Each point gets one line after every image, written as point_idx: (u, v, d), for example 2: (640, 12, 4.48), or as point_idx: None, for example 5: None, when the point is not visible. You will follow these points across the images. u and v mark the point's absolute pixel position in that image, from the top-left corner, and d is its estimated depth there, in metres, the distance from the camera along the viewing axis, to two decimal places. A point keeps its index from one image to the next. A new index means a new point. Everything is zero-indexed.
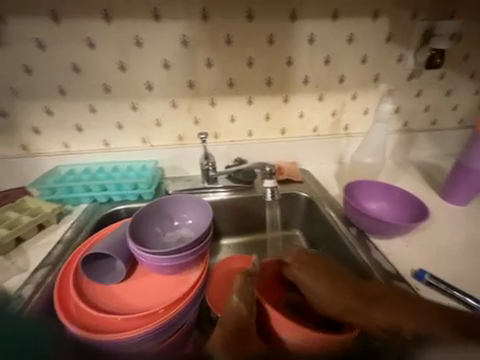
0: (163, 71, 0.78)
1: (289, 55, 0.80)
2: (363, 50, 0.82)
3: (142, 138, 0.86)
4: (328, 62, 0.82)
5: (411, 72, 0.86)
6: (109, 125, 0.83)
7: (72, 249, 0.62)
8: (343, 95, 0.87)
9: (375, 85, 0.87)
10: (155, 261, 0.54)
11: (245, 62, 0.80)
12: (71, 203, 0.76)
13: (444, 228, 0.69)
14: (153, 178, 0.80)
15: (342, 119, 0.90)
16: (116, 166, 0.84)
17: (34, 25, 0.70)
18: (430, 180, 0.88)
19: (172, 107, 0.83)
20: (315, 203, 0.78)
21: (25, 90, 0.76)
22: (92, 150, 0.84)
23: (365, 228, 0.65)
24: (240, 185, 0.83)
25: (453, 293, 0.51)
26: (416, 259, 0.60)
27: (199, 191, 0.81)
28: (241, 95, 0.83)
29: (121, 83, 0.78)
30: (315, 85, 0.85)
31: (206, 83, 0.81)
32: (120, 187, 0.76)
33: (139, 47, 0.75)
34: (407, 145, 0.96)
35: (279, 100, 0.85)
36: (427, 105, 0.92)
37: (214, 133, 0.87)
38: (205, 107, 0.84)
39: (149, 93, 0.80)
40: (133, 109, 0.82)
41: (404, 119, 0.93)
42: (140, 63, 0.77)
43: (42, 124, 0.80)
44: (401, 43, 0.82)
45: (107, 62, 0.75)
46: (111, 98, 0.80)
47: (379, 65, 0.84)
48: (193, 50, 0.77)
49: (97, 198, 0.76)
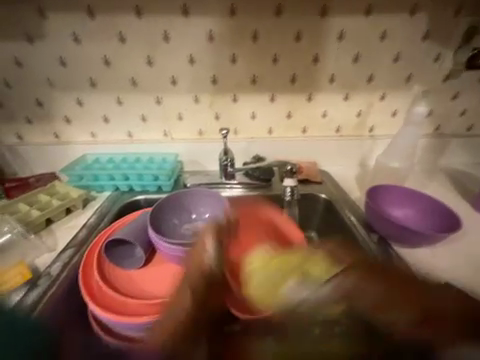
0: (188, 65, 0.79)
1: (316, 52, 0.78)
2: (396, 48, 0.77)
3: (164, 131, 0.88)
4: (357, 59, 0.79)
5: (448, 72, 0.80)
6: (134, 117, 0.86)
7: (96, 233, 0.66)
8: (371, 95, 0.83)
9: (406, 85, 0.82)
10: (172, 250, 0.56)
11: (270, 58, 0.78)
12: (96, 190, 0.81)
13: (475, 242, 0.64)
14: (173, 171, 0.82)
15: (368, 120, 0.86)
16: (138, 156, 0.87)
17: (72, 19, 0.74)
18: (462, 189, 0.82)
19: (195, 102, 0.84)
20: (333, 206, 0.76)
21: (60, 81, 0.81)
22: (117, 141, 0.88)
23: (387, 234, 0.62)
24: (258, 183, 0.82)
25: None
26: (441, 271, 0.56)
27: (217, 186, 0.82)
28: (263, 91, 0.82)
29: (147, 77, 0.80)
30: (342, 84, 0.82)
31: (230, 78, 0.81)
32: (141, 177, 0.79)
33: (167, 41, 0.76)
34: (437, 151, 0.89)
35: (302, 98, 0.83)
36: (463, 109, 0.85)
37: (234, 129, 0.87)
38: (227, 103, 0.84)
39: (173, 88, 0.82)
40: (157, 103, 0.84)
41: (436, 123, 0.87)
42: (167, 58, 0.78)
43: (74, 114, 0.85)
44: (439, 41, 0.76)
45: (136, 56, 0.78)
46: (137, 92, 0.82)
47: (413, 65, 0.79)
48: (219, 45, 0.77)
49: (120, 187, 0.80)
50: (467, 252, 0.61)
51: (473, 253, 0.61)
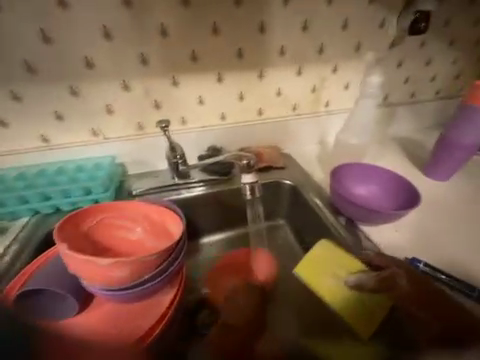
0: (105, 42, 0.61)
1: (262, 20, 0.68)
2: (344, 13, 0.72)
3: (92, 130, 0.70)
4: (307, 28, 0.71)
5: (393, 39, 0.79)
6: (44, 116, 0.65)
7: (9, 280, 0.49)
8: (324, 68, 0.78)
9: (357, 55, 0.78)
10: (110, 290, 0.42)
11: (209, 29, 0.65)
12: (6, 218, 0.61)
13: (430, 208, 0.67)
14: (111, 178, 0.66)
15: (323, 96, 0.82)
16: (60, 166, 0.68)
17: None
18: (412, 156, 0.86)
19: (124, 90, 0.67)
20: (299, 191, 0.71)
21: None
22: (26, 149, 0.67)
23: (355, 217, 0.60)
24: (218, 178, 0.73)
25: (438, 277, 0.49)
26: (408, 244, 0.57)
27: (169, 190, 0.70)
28: (208, 70, 0.70)
29: (50, 60, 0.60)
30: (293, 57, 0.74)
31: (164, 55, 0.65)
32: (68, 194, 0.62)
33: (67, 9, 0.57)
34: (387, 121, 0.91)
35: (253, 76, 0.74)
36: (407, 77, 0.87)
37: (181, 118, 0.74)
38: (166, 87, 0.69)
39: (91, 73, 0.63)
40: (73, 94, 0.65)
41: (385, 92, 0.88)
42: (72, 31, 0.59)
43: None
44: (384, 5, 0.73)
45: (25, 31, 0.57)
46: (40, 81, 0.62)
47: (362, 31, 0.75)
48: (143, 13, 0.60)
49: (40, 210, 0.62)
50: (425, 219, 0.64)
51: (429, 219, 0.64)
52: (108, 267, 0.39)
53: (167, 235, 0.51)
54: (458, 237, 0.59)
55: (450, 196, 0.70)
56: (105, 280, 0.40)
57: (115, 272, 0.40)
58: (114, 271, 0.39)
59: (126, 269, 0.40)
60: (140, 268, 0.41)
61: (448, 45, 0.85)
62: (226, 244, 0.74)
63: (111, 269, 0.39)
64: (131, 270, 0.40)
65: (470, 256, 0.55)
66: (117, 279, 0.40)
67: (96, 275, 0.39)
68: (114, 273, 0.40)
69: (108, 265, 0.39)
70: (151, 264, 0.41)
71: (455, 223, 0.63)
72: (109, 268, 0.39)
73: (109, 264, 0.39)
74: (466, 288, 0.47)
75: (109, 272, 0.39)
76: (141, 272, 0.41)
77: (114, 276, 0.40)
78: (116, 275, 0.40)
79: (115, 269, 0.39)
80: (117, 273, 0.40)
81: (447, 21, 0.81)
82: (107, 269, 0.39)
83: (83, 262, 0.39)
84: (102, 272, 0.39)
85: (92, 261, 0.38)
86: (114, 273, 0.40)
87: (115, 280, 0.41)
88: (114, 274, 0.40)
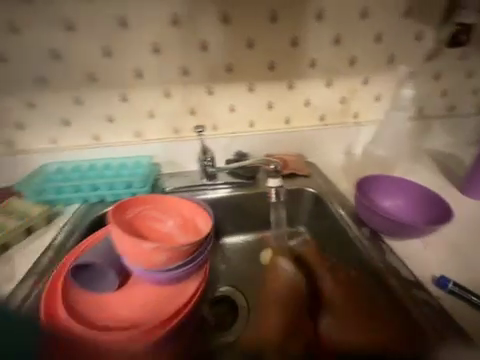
0: (153, 56, 0.70)
1: (295, 34, 0.71)
2: (377, 27, 0.73)
3: (135, 132, 0.79)
4: (338, 41, 0.73)
5: (430, 51, 0.77)
6: (98, 118, 0.76)
7: (62, 255, 0.58)
8: (354, 79, 0.79)
9: (389, 68, 0.78)
10: (149, 271, 0.48)
11: (245, 44, 0.71)
12: (61, 204, 0.71)
13: (464, 226, 0.63)
14: (148, 175, 0.74)
15: (352, 107, 0.82)
16: (107, 162, 0.78)
17: (6, 5, 0.62)
18: (447, 171, 0.82)
19: (166, 97, 0.75)
20: (322, 199, 0.72)
21: (4, 82, 0.69)
22: (81, 146, 0.78)
23: (379, 229, 0.59)
24: (242, 181, 0.77)
25: (472, 300, 0.46)
26: (437, 262, 0.55)
27: (198, 189, 0.75)
28: (241, 81, 0.75)
29: (108, 71, 0.70)
30: (324, 69, 0.76)
31: (202, 68, 0.73)
32: (112, 186, 0.71)
33: (125, 29, 0.66)
34: (421, 134, 0.88)
35: (283, 87, 0.77)
36: (445, 89, 0.84)
37: (213, 124, 0.80)
38: (202, 96, 0.76)
39: (139, 82, 0.73)
40: (123, 100, 0.74)
41: (420, 105, 0.85)
42: (127, 47, 0.68)
43: (26, 119, 0.74)
44: (420, 18, 0.73)
45: (91, 47, 0.67)
46: (98, 89, 0.72)
47: (396, 44, 0.75)
48: (187, 31, 0.68)
49: (89, 199, 0.71)
50: (457, 237, 0.60)
51: (461, 238, 0.60)
52: (153, 251, 0.46)
53: (195, 230, 0.57)
54: None
55: None
56: (146, 262, 0.47)
57: (157, 256, 0.46)
58: (156, 255, 0.46)
59: (165, 255, 0.46)
60: (177, 255, 0.47)
61: None
62: (246, 245, 0.77)
63: (153, 253, 0.46)
64: (169, 256, 0.47)
65: None
66: (156, 262, 0.47)
67: (141, 257, 0.47)
68: (155, 257, 0.46)
69: (151, 250, 0.46)
70: (186, 252, 0.48)
71: None
72: (152, 252, 0.46)
73: (153, 248, 0.46)
74: None
75: (152, 255, 0.46)
76: (176, 258, 0.47)
77: (155, 260, 0.47)
78: (157, 260, 0.47)
79: (157, 252, 0.46)
80: (157, 257, 0.46)
81: None
82: (150, 253, 0.46)
83: (132, 244, 0.46)
84: (147, 254, 0.46)
85: (138, 244, 0.46)
86: (156, 258, 0.46)
87: (155, 264, 0.47)
88: (156, 258, 0.46)
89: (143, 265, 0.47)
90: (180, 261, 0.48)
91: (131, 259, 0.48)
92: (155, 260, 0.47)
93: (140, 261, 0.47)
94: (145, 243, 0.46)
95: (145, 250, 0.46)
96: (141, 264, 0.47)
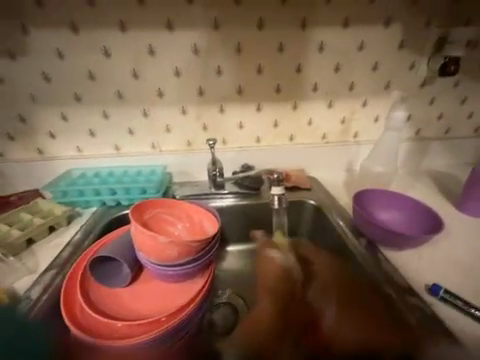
0: (174, 78, 0.80)
1: (299, 62, 0.80)
2: (374, 57, 0.81)
3: (152, 143, 0.87)
4: (338, 69, 0.82)
5: (424, 79, 0.85)
6: (121, 130, 0.85)
7: (80, 251, 0.63)
8: (354, 102, 0.86)
9: (386, 93, 0.85)
10: (160, 266, 0.53)
11: (254, 70, 0.80)
12: (81, 206, 0.78)
13: (459, 241, 0.65)
14: (162, 182, 0.80)
15: (352, 127, 0.89)
16: (125, 170, 0.86)
17: (55, 36, 0.73)
18: (444, 189, 0.86)
19: (182, 114, 0.84)
20: (322, 211, 0.76)
21: (44, 97, 0.79)
22: (103, 154, 0.86)
23: (378, 239, 0.62)
24: (248, 192, 0.82)
25: (471, 312, 0.47)
26: (432, 273, 0.57)
27: (206, 197, 0.81)
28: (250, 101, 0.84)
29: (134, 90, 0.80)
30: (325, 93, 0.84)
31: (215, 89, 0.82)
32: (128, 191, 0.77)
33: (152, 55, 0.77)
34: (419, 154, 0.93)
35: (288, 107, 0.85)
36: (441, 113, 0.89)
37: (222, 139, 0.88)
38: (214, 113, 0.84)
39: (159, 100, 0.82)
40: (144, 116, 0.83)
41: (417, 127, 0.91)
42: (152, 71, 0.79)
43: (58, 129, 0.83)
44: (413, 50, 0.81)
45: (121, 70, 0.78)
46: (124, 105, 0.82)
47: (391, 73, 0.83)
48: (204, 58, 0.78)
49: (106, 202, 0.78)
50: (452, 251, 0.63)
51: (458, 252, 0.63)
52: (166, 245, 0.51)
53: (203, 230, 0.63)
54: None
55: None
56: (158, 256, 0.52)
57: (169, 250, 0.52)
58: (169, 248, 0.51)
59: (177, 249, 0.52)
60: (188, 250, 0.52)
61: None
62: (249, 253, 0.80)
63: (166, 247, 0.51)
64: (181, 251, 0.52)
65: None
66: (168, 256, 0.52)
67: (155, 249, 0.52)
68: (168, 250, 0.51)
69: (165, 244, 0.51)
70: (195, 248, 0.53)
71: None
72: (165, 245, 0.51)
73: (166, 242, 0.51)
74: None
75: (165, 249, 0.51)
76: (186, 254, 0.52)
77: (168, 254, 0.52)
78: (169, 253, 0.52)
79: (171, 247, 0.51)
80: (170, 251, 0.52)
81: None
82: (164, 247, 0.51)
83: (148, 237, 0.51)
84: (160, 248, 0.51)
85: (154, 237, 0.51)
86: (169, 252, 0.52)
87: (167, 257, 0.52)
88: (168, 251, 0.52)
89: (156, 258, 0.53)
90: (189, 256, 0.53)
91: (146, 251, 0.53)
92: (167, 253, 0.52)
93: (154, 254, 0.52)
94: (159, 237, 0.51)
95: (158, 244, 0.51)
96: (154, 256, 0.52)
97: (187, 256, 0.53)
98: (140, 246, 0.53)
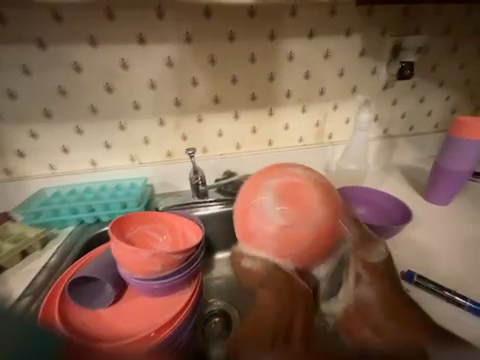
0: (149, 90, 0.80)
1: (271, 71, 0.84)
2: (339, 65, 0.87)
3: (131, 156, 0.85)
4: (308, 76, 0.87)
5: (385, 82, 0.92)
6: (97, 145, 0.82)
7: (57, 275, 0.59)
8: (325, 106, 0.91)
9: (353, 96, 0.92)
10: (145, 281, 0.52)
11: (229, 79, 0.83)
12: (56, 226, 0.73)
13: (429, 229, 0.71)
14: (142, 195, 0.78)
15: (326, 129, 0.94)
16: (103, 185, 0.83)
17: (19, 52, 0.71)
18: (413, 182, 0.93)
19: (159, 125, 0.84)
20: None
21: (10, 115, 0.75)
22: (79, 171, 0.83)
23: None
24: (231, 198, 0.82)
25: (444, 294, 0.52)
26: (409, 261, 0.61)
27: (190, 206, 0.80)
28: (227, 109, 0.86)
29: (108, 105, 0.79)
30: (298, 98, 0.89)
31: (193, 100, 0.83)
32: (107, 206, 0.75)
33: (125, 69, 0.77)
34: (389, 151, 1.00)
35: (264, 113, 0.88)
36: (403, 113, 0.97)
37: (203, 147, 0.88)
38: (193, 123, 0.85)
39: (136, 112, 0.81)
40: (121, 129, 0.82)
41: (384, 126, 0.98)
42: (127, 84, 0.78)
43: (28, 147, 0.79)
44: (373, 57, 0.88)
45: (94, 84, 0.77)
46: (98, 119, 0.80)
47: (356, 78, 0.90)
48: (179, 70, 0.79)
49: (84, 220, 0.74)
50: (424, 238, 0.68)
51: (429, 239, 0.68)
52: (150, 260, 0.50)
53: (186, 242, 0.62)
54: (458, 256, 0.62)
55: (451, 220, 0.74)
56: (141, 272, 0.51)
57: (153, 266, 0.51)
58: (154, 264, 0.51)
59: (161, 264, 0.51)
60: (173, 263, 0.52)
61: (438, 86, 0.96)
62: None
63: (151, 262, 0.50)
64: (165, 266, 0.51)
65: (468, 271, 0.58)
66: (153, 272, 0.51)
67: (138, 266, 0.51)
68: (153, 267, 0.51)
69: (150, 260, 0.50)
70: (180, 260, 0.52)
71: (456, 244, 0.66)
72: (148, 261, 0.50)
73: (151, 259, 0.50)
74: (461, 298, 0.51)
75: (148, 265, 0.50)
76: (171, 265, 0.52)
77: (152, 270, 0.51)
78: (154, 270, 0.51)
79: (154, 262, 0.50)
80: (154, 266, 0.51)
81: (433, 67, 0.93)
82: (148, 263, 0.50)
83: (130, 252, 0.50)
84: (144, 264, 0.50)
85: (136, 252, 0.50)
86: (153, 268, 0.51)
87: (152, 273, 0.51)
88: (153, 268, 0.51)
89: (139, 275, 0.52)
90: (175, 269, 0.52)
91: (129, 269, 0.52)
92: (153, 269, 0.51)
93: (138, 270, 0.51)
94: (141, 253, 0.50)
95: (141, 260, 0.50)
96: (138, 274, 0.51)
97: (172, 269, 0.52)
98: (122, 263, 0.52)
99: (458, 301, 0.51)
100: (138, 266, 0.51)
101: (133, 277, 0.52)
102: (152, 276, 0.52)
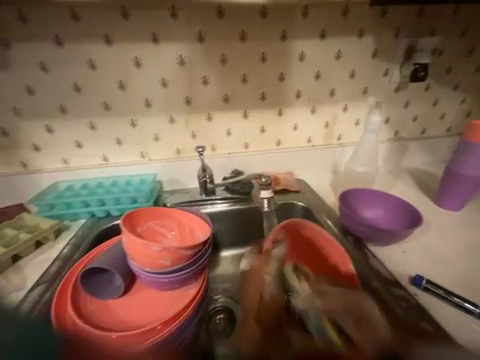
0: (161, 88, 0.81)
1: (282, 71, 0.84)
2: (351, 66, 0.86)
3: (141, 152, 0.87)
4: (319, 77, 0.86)
5: (397, 84, 0.91)
6: (109, 141, 0.85)
7: (69, 265, 0.62)
8: (335, 107, 0.91)
9: (364, 97, 0.91)
10: (153, 274, 0.53)
11: (239, 79, 0.83)
12: (69, 218, 0.76)
13: (438, 234, 0.70)
14: (152, 191, 0.80)
15: (335, 130, 0.94)
16: (114, 180, 0.85)
17: (37, 49, 0.73)
18: (423, 186, 0.91)
19: (170, 123, 0.85)
20: (312, 212, 0.78)
21: (28, 110, 0.78)
22: (91, 166, 0.86)
23: (362, 236, 0.65)
24: (238, 196, 0.83)
25: (454, 300, 0.51)
26: (416, 266, 0.60)
27: (198, 203, 0.81)
28: (236, 108, 0.86)
29: (121, 102, 0.81)
30: (308, 99, 0.88)
31: (203, 98, 0.84)
32: (118, 201, 0.77)
33: (138, 67, 0.78)
34: (399, 154, 0.99)
35: (273, 113, 0.89)
36: (415, 115, 0.96)
37: (212, 146, 0.90)
38: (202, 122, 0.86)
39: (147, 110, 0.83)
40: (132, 126, 0.84)
41: (395, 129, 0.97)
42: (140, 82, 0.80)
43: (43, 141, 0.82)
44: (386, 58, 0.87)
45: (107, 82, 0.79)
46: (111, 115, 0.82)
47: (367, 79, 0.89)
48: (190, 68, 0.80)
49: (95, 213, 0.76)
50: (433, 243, 0.67)
51: (438, 244, 0.67)
52: (160, 254, 0.52)
53: (195, 238, 0.63)
54: (469, 263, 0.61)
55: (462, 226, 0.73)
56: (150, 265, 0.53)
57: (162, 260, 0.52)
58: (164, 257, 0.52)
59: (170, 258, 0.52)
60: (181, 259, 0.53)
61: (453, 89, 0.94)
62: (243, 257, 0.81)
63: (160, 255, 0.52)
64: (173, 260, 0.52)
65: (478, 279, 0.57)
66: (162, 265, 0.53)
67: (148, 259, 0.52)
68: (161, 261, 0.52)
69: (159, 254, 0.51)
70: (188, 255, 0.53)
71: (466, 250, 0.65)
72: (158, 254, 0.52)
73: (160, 253, 0.51)
74: (470, 304, 0.49)
75: (157, 259, 0.52)
76: (179, 260, 0.53)
77: (161, 264, 0.52)
78: (163, 264, 0.52)
79: (164, 256, 0.52)
80: (163, 260, 0.52)
81: (448, 69, 0.91)
82: (157, 257, 0.52)
83: (140, 245, 0.51)
84: (153, 257, 0.52)
85: (147, 246, 0.51)
86: (161, 262, 0.52)
87: (161, 267, 0.53)
88: (162, 262, 0.52)
89: (148, 268, 0.53)
90: (182, 265, 0.53)
91: (139, 262, 0.53)
92: (161, 263, 0.52)
93: (148, 263, 0.52)
94: (151, 247, 0.51)
95: (150, 254, 0.51)
96: (147, 267, 0.53)
97: (181, 264, 0.53)
98: (132, 255, 0.53)
99: (466, 307, 0.49)
100: (147, 260, 0.52)
101: (142, 269, 0.53)
102: (160, 270, 0.53)
